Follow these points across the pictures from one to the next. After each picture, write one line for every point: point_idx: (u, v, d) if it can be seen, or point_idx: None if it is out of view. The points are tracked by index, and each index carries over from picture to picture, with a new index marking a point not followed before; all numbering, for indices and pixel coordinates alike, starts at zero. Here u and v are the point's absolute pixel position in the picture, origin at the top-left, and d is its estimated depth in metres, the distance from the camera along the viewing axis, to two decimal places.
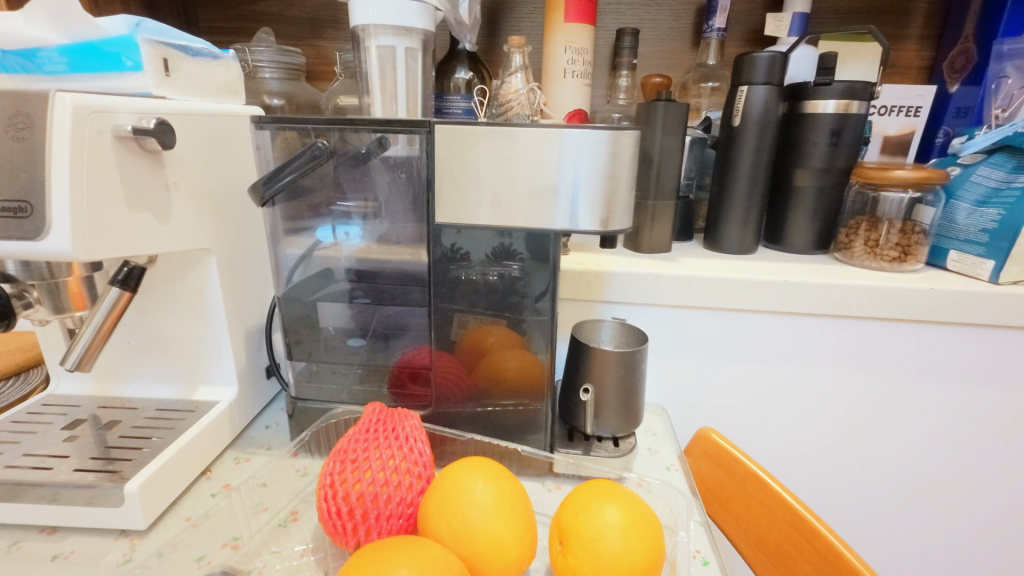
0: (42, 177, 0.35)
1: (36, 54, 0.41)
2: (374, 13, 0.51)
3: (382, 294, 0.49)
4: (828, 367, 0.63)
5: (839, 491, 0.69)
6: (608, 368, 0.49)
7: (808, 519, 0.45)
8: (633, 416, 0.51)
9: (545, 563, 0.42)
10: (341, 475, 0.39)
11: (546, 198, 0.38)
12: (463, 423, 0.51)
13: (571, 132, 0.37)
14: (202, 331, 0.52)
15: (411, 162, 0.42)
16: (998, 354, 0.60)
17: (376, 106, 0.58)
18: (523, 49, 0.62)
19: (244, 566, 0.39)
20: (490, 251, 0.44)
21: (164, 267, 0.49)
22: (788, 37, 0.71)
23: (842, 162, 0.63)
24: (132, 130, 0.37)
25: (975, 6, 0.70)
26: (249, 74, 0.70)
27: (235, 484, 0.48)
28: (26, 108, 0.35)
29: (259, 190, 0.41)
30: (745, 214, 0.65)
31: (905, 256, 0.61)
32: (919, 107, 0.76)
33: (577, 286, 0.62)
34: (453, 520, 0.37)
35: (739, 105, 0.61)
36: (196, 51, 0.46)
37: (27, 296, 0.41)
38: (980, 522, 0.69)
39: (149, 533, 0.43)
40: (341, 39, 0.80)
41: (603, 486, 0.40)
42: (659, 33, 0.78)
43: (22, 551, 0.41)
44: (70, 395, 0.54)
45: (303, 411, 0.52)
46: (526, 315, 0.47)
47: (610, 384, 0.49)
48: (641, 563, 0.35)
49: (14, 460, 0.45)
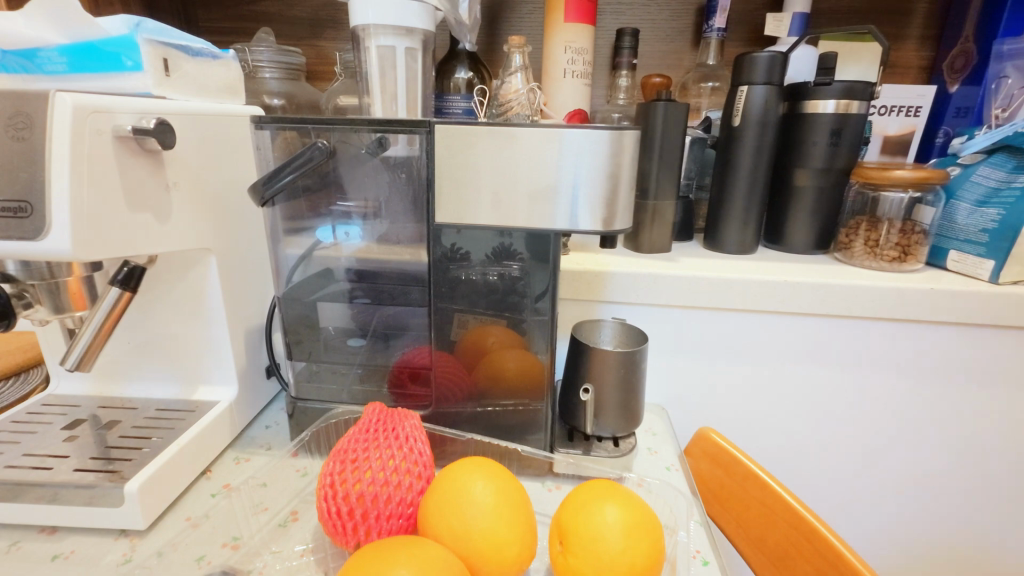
0: (43, 177, 0.35)
1: (36, 54, 0.41)
2: (374, 13, 0.51)
3: (382, 294, 0.49)
4: (828, 367, 0.63)
5: (838, 491, 0.69)
6: (609, 368, 0.49)
7: (808, 518, 0.45)
8: (633, 416, 0.51)
9: (545, 563, 0.42)
10: (341, 475, 0.39)
11: (546, 198, 0.39)
12: (463, 424, 0.51)
13: (571, 132, 0.37)
14: (202, 330, 0.52)
15: (411, 162, 0.42)
16: (999, 354, 0.60)
17: (376, 105, 0.57)
18: (523, 49, 0.62)
19: (244, 566, 0.39)
20: (490, 251, 0.44)
21: (164, 267, 0.49)
22: (788, 37, 0.71)
23: (842, 162, 0.63)
24: (132, 130, 0.37)
25: (975, 6, 0.70)
26: (249, 74, 0.70)
27: (235, 484, 0.48)
28: (26, 108, 0.35)
29: (259, 190, 0.41)
30: (745, 214, 0.65)
31: (905, 256, 0.61)
32: (919, 107, 0.76)
33: (577, 286, 0.62)
34: (453, 520, 0.37)
35: (739, 105, 0.61)
36: (196, 51, 0.46)
37: (27, 296, 0.41)
38: (981, 521, 0.68)
39: (149, 533, 0.43)
40: (341, 39, 0.80)
41: (603, 486, 0.40)
42: (659, 33, 0.78)
43: (22, 551, 0.41)
44: (70, 395, 0.54)
45: (303, 411, 0.52)
46: (526, 315, 0.47)
47: (610, 384, 0.49)
48: (642, 563, 0.35)
49: (14, 460, 0.45)
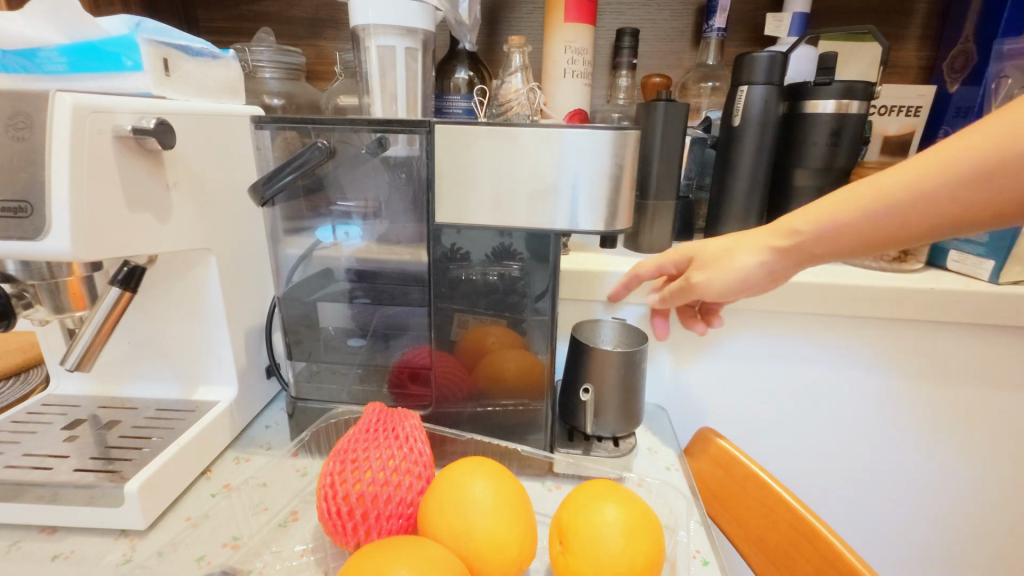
0: (43, 177, 0.35)
1: (37, 54, 0.41)
2: (374, 13, 0.51)
3: (382, 294, 0.49)
4: (828, 367, 0.63)
5: (839, 490, 0.69)
6: (610, 369, 0.49)
7: (808, 519, 0.45)
8: (633, 417, 0.51)
9: (546, 563, 0.42)
10: (341, 475, 0.39)
11: (546, 199, 0.39)
12: (463, 423, 0.51)
13: (571, 132, 0.37)
14: (202, 330, 0.51)
15: (411, 162, 0.42)
16: (999, 354, 0.60)
17: (376, 105, 0.57)
18: (522, 49, 0.62)
19: (244, 566, 0.39)
20: (490, 251, 0.44)
21: (164, 267, 0.49)
22: (788, 37, 0.71)
23: (842, 162, 0.63)
24: (132, 130, 0.37)
25: (975, 6, 0.70)
26: (249, 74, 0.70)
27: (235, 484, 0.48)
28: (26, 108, 0.35)
29: (259, 190, 0.41)
30: (745, 214, 0.65)
31: (905, 255, 0.61)
32: (920, 107, 0.75)
33: (577, 286, 0.62)
34: (453, 520, 0.37)
35: (739, 105, 0.61)
36: (196, 51, 0.46)
37: (27, 296, 0.41)
38: (981, 522, 0.68)
39: (149, 533, 0.43)
40: (341, 39, 0.80)
41: (603, 486, 0.40)
42: (659, 33, 0.78)
43: (22, 551, 0.41)
44: (70, 395, 0.54)
45: (303, 411, 0.51)
46: (526, 315, 0.47)
47: (611, 384, 0.49)
48: (641, 563, 0.35)
49: (14, 460, 0.45)
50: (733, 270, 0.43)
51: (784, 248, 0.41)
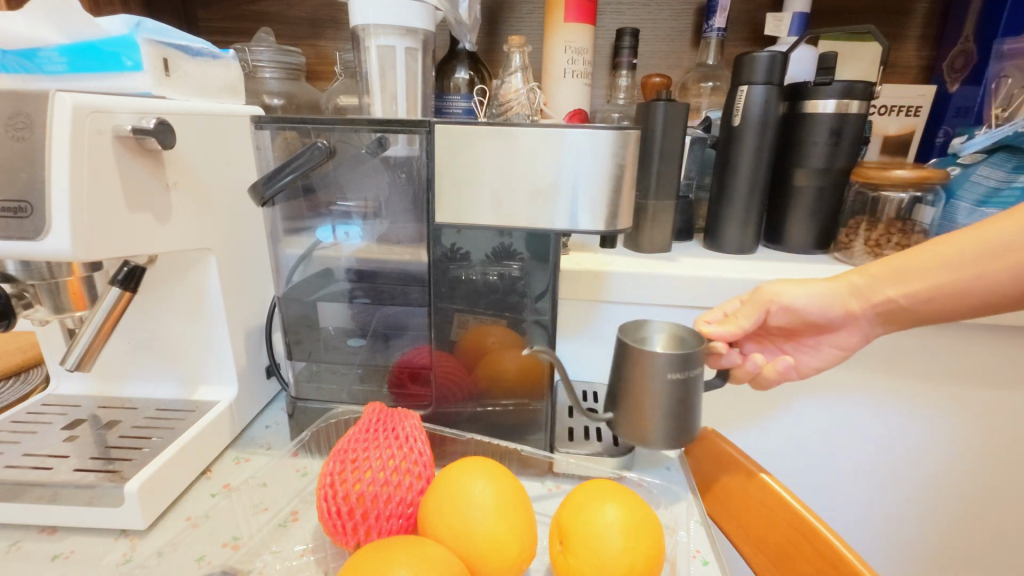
0: (43, 178, 0.35)
1: (36, 54, 0.41)
2: (374, 13, 0.51)
3: (382, 294, 0.49)
4: (828, 367, 0.63)
5: (838, 490, 0.69)
6: (649, 373, 0.43)
7: (808, 519, 0.45)
8: (664, 431, 0.44)
9: (545, 563, 0.42)
10: (341, 475, 0.39)
11: (546, 198, 0.39)
12: (463, 424, 0.51)
13: (571, 132, 0.37)
14: (202, 330, 0.51)
15: (411, 162, 0.42)
16: (998, 353, 0.60)
17: (376, 105, 0.57)
18: (523, 49, 0.62)
19: (244, 566, 0.39)
20: (490, 252, 0.44)
21: (164, 267, 0.49)
22: (788, 36, 0.71)
23: (842, 162, 0.63)
24: (132, 130, 0.37)
25: (975, 6, 0.70)
26: (249, 74, 0.70)
27: (235, 484, 0.48)
28: (26, 108, 0.35)
29: (259, 190, 0.41)
30: (746, 214, 0.65)
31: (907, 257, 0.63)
32: (919, 107, 0.76)
33: (577, 286, 0.61)
34: (453, 519, 0.37)
35: (739, 105, 0.61)
36: (196, 51, 0.46)
37: (27, 296, 0.41)
38: (980, 520, 0.69)
39: (148, 534, 0.43)
40: (341, 39, 0.80)
41: (602, 485, 0.40)
42: (658, 33, 0.78)
43: (22, 551, 0.41)
44: (71, 395, 0.54)
45: (303, 411, 0.51)
46: (526, 315, 0.47)
47: (655, 388, 0.43)
48: (641, 563, 0.35)
49: (14, 460, 0.45)
50: (805, 292, 0.48)
51: (860, 287, 0.47)
